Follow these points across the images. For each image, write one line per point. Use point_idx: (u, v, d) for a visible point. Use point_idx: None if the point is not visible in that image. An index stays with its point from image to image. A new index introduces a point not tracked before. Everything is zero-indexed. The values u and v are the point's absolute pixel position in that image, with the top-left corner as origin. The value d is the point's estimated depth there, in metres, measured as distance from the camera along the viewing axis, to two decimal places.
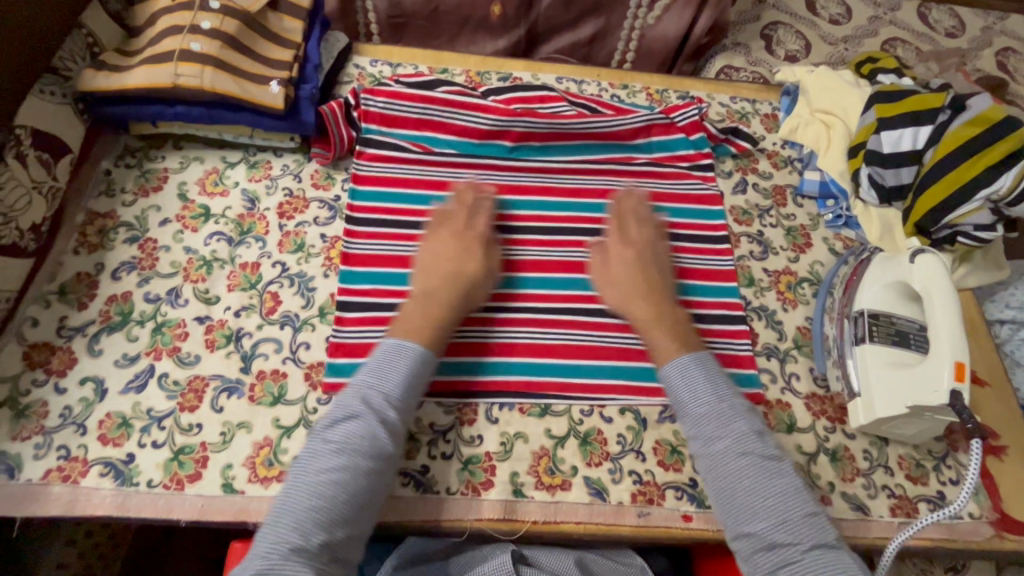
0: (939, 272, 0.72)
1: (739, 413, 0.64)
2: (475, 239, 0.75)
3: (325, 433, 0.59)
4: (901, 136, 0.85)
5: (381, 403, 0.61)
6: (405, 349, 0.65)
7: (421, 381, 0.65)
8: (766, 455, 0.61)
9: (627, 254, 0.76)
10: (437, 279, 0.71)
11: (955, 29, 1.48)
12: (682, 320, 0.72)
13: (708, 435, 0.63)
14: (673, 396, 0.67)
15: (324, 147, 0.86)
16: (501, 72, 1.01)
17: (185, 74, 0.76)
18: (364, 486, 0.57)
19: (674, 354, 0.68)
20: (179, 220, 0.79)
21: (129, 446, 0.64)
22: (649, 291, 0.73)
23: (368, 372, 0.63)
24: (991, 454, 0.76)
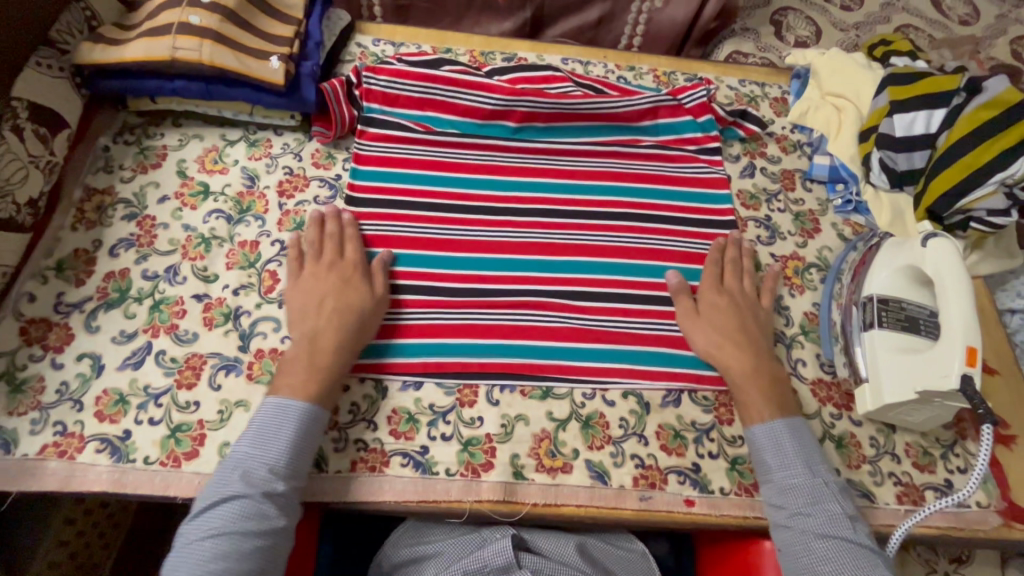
0: (953, 258, 0.69)
1: (834, 493, 0.62)
2: (353, 271, 0.71)
3: (201, 517, 0.56)
4: (914, 119, 0.84)
5: (266, 476, 0.58)
6: (291, 407, 0.61)
7: (307, 445, 0.61)
8: (861, 542, 0.59)
9: (725, 310, 0.74)
10: (316, 320, 0.67)
11: (969, 16, 1.45)
12: (781, 375, 0.71)
13: (794, 511, 0.62)
14: (762, 464, 0.65)
15: (325, 125, 0.84)
16: (506, 52, 0.99)
17: (185, 48, 0.75)
18: (255, 569, 0.54)
19: (766, 416, 0.67)
20: (177, 198, 0.78)
21: (126, 422, 0.64)
22: (751, 349, 0.71)
23: (250, 441, 0.60)
24: (1000, 442, 0.75)
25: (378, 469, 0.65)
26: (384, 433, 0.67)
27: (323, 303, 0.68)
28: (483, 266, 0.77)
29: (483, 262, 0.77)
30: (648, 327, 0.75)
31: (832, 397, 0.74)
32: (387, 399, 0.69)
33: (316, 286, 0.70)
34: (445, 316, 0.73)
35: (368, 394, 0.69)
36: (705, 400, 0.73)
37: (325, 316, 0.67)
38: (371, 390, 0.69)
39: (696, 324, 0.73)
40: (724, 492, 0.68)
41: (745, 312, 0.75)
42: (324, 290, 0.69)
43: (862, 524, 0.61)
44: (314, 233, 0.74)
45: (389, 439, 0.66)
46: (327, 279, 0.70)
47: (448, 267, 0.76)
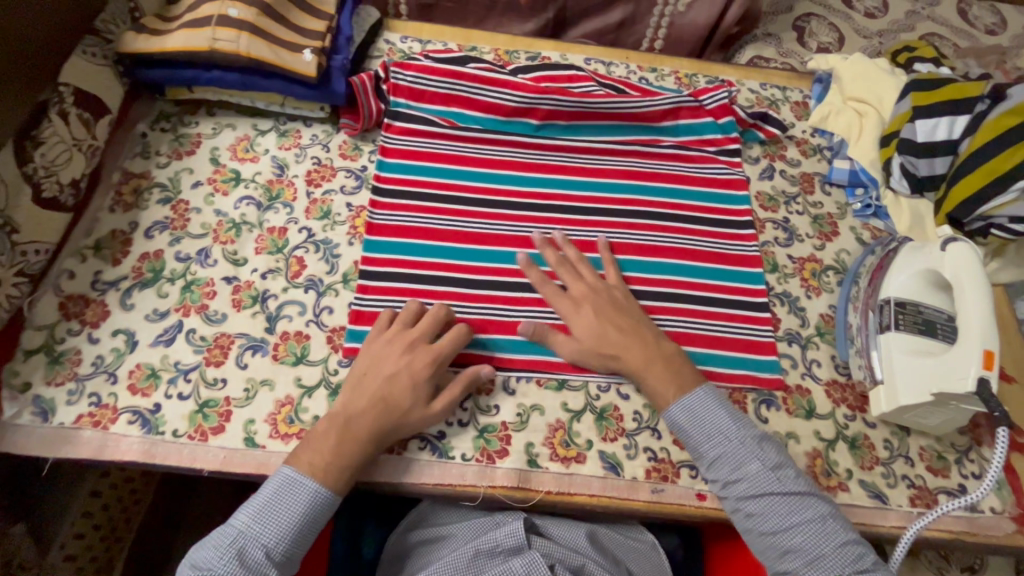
0: (971, 261, 0.70)
1: (757, 447, 0.64)
2: (424, 368, 0.66)
3: None
4: (937, 125, 0.85)
5: (261, 559, 0.57)
6: (302, 488, 0.60)
7: (310, 532, 0.60)
8: (793, 490, 0.61)
9: (601, 299, 0.73)
10: (363, 405, 0.63)
11: (995, 26, 1.44)
12: (667, 350, 0.70)
13: (725, 481, 0.64)
14: (691, 441, 0.66)
15: (353, 118, 0.87)
16: (530, 51, 1.01)
17: (224, 39, 0.77)
18: None
19: (672, 398, 0.67)
20: (210, 183, 0.81)
21: (157, 396, 0.66)
22: (627, 334, 0.70)
23: (255, 515, 0.59)
24: (1017, 450, 0.75)
25: (396, 451, 0.67)
26: None
27: (375, 391, 0.64)
28: (503, 260, 0.78)
29: (503, 256, 0.79)
30: (665, 324, 0.76)
31: (846, 398, 0.75)
32: None
33: (377, 369, 0.66)
34: (465, 309, 0.74)
35: None
36: None
37: (370, 401, 0.64)
38: None
39: (574, 319, 0.72)
40: None
41: (597, 294, 0.74)
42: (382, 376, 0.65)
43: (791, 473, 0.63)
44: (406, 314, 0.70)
45: None
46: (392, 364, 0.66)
47: (469, 259, 0.78)
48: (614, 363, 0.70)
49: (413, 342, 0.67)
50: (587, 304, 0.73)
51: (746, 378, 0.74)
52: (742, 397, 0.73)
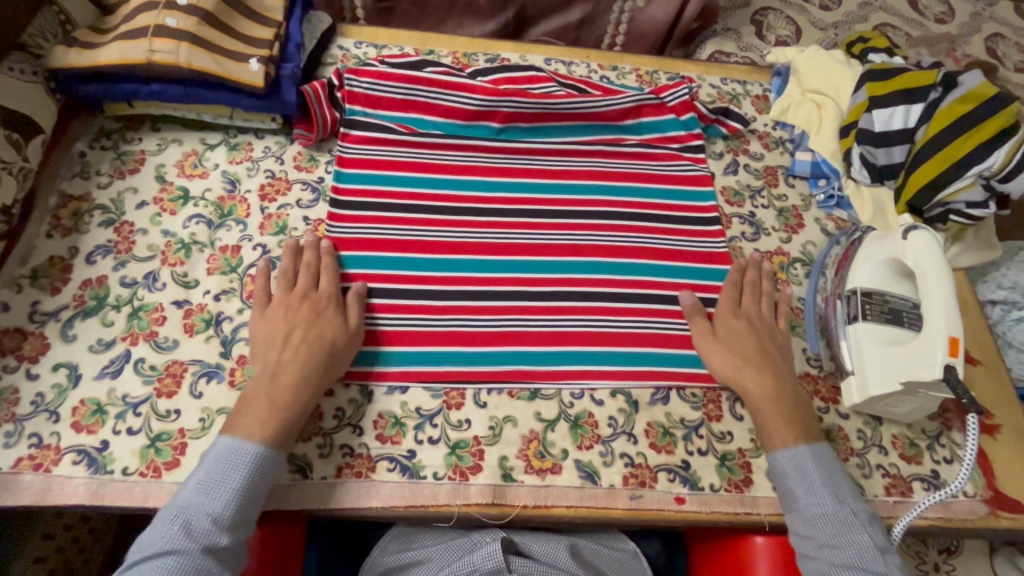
0: (932, 250, 0.70)
1: (863, 522, 0.60)
2: (324, 300, 0.68)
3: (139, 568, 0.52)
4: (892, 115, 0.85)
5: (207, 530, 0.54)
6: (243, 449, 0.58)
7: (257, 496, 0.57)
8: (886, 574, 0.58)
9: (734, 323, 0.74)
10: (283, 354, 0.64)
11: (945, 14, 1.48)
12: (801, 399, 0.69)
13: (819, 541, 0.60)
14: (785, 493, 0.64)
15: (307, 128, 0.83)
16: (489, 53, 0.99)
17: (162, 50, 0.74)
18: None
19: (789, 441, 0.65)
20: (156, 203, 0.77)
21: (104, 433, 0.62)
22: (761, 364, 0.70)
23: (195, 486, 0.56)
24: (985, 432, 0.76)
25: (364, 474, 0.64)
26: (370, 438, 0.66)
27: (284, 335, 0.65)
28: (468, 268, 0.76)
29: (467, 265, 0.76)
30: (636, 325, 0.75)
31: (818, 391, 0.75)
32: (372, 402, 0.68)
33: (286, 319, 0.66)
34: (431, 322, 0.72)
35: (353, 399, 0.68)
36: (693, 396, 0.72)
37: (291, 352, 0.64)
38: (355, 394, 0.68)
39: (710, 340, 0.73)
40: (714, 489, 0.67)
41: (753, 320, 0.74)
42: (291, 322, 0.66)
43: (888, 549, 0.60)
44: (292, 262, 0.72)
45: (375, 443, 0.66)
46: (298, 313, 0.67)
47: (436, 268, 0.76)
48: (733, 385, 0.70)
49: (308, 267, 0.71)
50: (733, 325, 0.73)
51: None
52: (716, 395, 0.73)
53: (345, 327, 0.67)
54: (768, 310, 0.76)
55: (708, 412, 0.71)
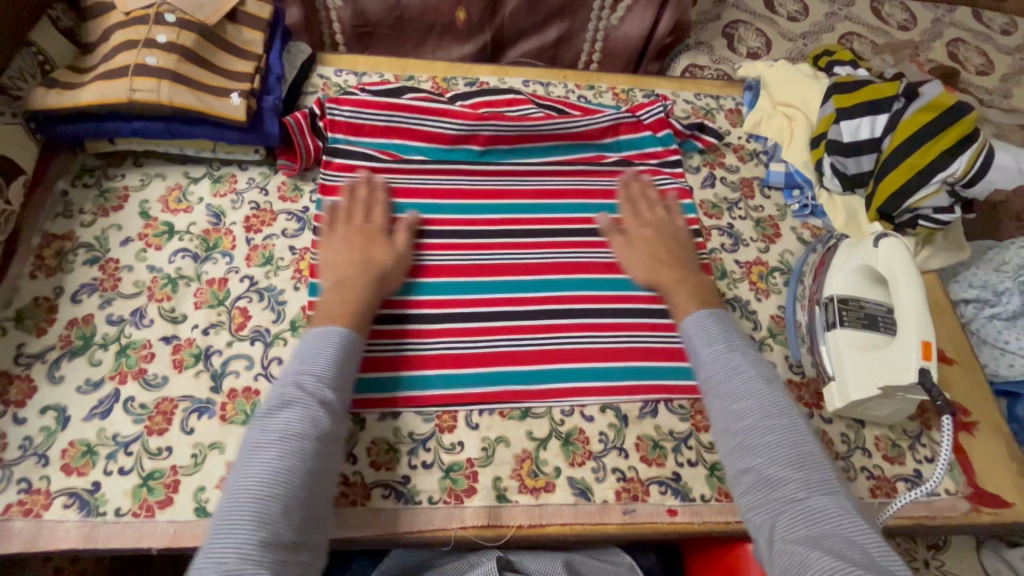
0: (901, 254, 0.73)
1: (754, 359, 0.62)
2: (379, 230, 0.76)
3: (262, 427, 0.54)
4: (859, 125, 0.88)
5: (315, 385, 0.58)
6: (330, 333, 0.62)
7: (352, 365, 0.62)
8: (773, 397, 0.57)
9: (648, 232, 0.80)
10: (345, 268, 0.71)
11: (907, 22, 1.53)
12: (706, 283, 0.74)
13: (713, 378, 0.61)
14: (693, 352, 0.65)
15: (290, 158, 0.85)
16: (468, 77, 1.01)
17: (142, 89, 0.74)
18: (310, 480, 0.52)
19: (693, 310, 0.69)
20: (141, 239, 0.77)
21: (95, 474, 0.62)
22: (665, 262, 0.76)
23: (296, 359, 0.60)
24: (963, 430, 0.79)
25: (359, 503, 0.64)
26: (364, 465, 0.66)
27: (352, 258, 0.72)
28: (456, 290, 0.77)
29: (455, 287, 0.77)
30: (622, 340, 0.76)
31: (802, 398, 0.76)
32: (365, 430, 0.68)
33: (348, 245, 0.73)
34: (420, 346, 0.73)
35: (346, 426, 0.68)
36: (681, 408, 0.74)
37: (354, 267, 0.71)
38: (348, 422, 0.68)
39: (627, 249, 0.79)
40: (705, 499, 0.69)
41: (659, 232, 0.80)
42: (352, 248, 0.73)
43: (777, 380, 0.61)
44: (348, 201, 0.78)
45: (369, 471, 0.66)
46: (355, 239, 0.74)
47: (424, 292, 0.76)
48: (647, 280, 0.76)
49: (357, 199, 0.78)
50: (649, 230, 0.80)
51: None
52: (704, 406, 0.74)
53: (394, 251, 0.74)
54: (683, 229, 0.81)
55: (696, 423, 0.73)
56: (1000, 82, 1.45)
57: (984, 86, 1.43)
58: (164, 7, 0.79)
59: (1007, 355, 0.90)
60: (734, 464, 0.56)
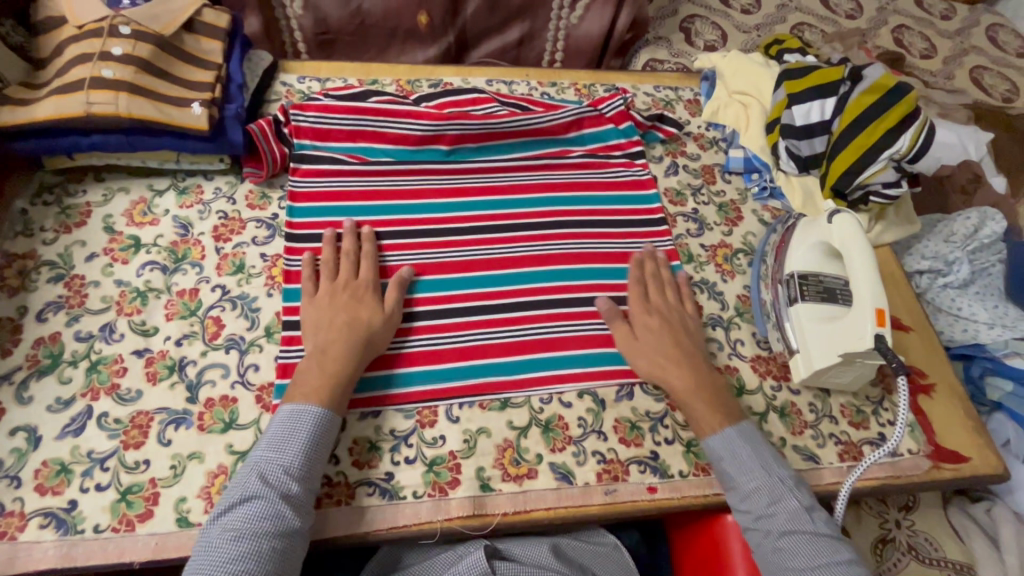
0: (853, 227, 0.77)
1: (790, 487, 0.64)
2: (364, 288, 0.73)
3: (222, 517, 0.56)
4: (810, 109, 0.92)
5: (280, 477, 0.58)
6: (304, 413, 0.62)
7: (322, 447, 0.62)
8: (822, 533, 0.61)
9: (651, 324, 0.76)
10: (329, 333, 0.68)
11: (854, 11, 1.60)
12: (719, 384, 0.73)
13: (756, 515, 0.64)
14: (724, 475, 0.67)
15: (256, 165, 0.84)
16: (431, 78, 1.02)
17: (100, 102, 0.73)
18: (269, 574, 0.54)
19: (717, 427, 0.69)
20: (107, 254, 0.76)
21: (71, 492, 0.61)
22: (680, 361, 0.73)
23: (266, 445, 0.61)
24: (922, 393, 0.83)
25: (344, 502, 0.65)
26: (347, 465, 0.66)
27: (337, 319, 0.69)
28: (430, 287, 0.78)
29: (429, 284, 0.78)
30: (596, 328, 0.78)
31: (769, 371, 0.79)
32: (346, 430, 0.68)
33: (334, 305, 0.71)
34: (397, 345, 0.73)
35: None
36: (656, 389, 0.76)
37: (338, 330, 0.69)
38: None
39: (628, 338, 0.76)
40: (683, 475, 0.71)
41: (670, 327, 0.76)
42: (337, 309, 0.70)
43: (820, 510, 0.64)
44: (332, 254, 0.76)
45: (352, 470, 0.66)
46: (341, 298, 0.72)
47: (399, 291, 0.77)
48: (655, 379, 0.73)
49: (333, 268, 0.75)
50: (649, 324, 0.76)
51: None
52: None
53: (383, 311, 0.72)
54: (692, 318, 0.80)
55: (671, 402, 0.75)
56: (943, 65, 1.52)
57: (928, 69, 1.50)
58: (119, 19, 0.78)
59: (960, 321, 0.96)
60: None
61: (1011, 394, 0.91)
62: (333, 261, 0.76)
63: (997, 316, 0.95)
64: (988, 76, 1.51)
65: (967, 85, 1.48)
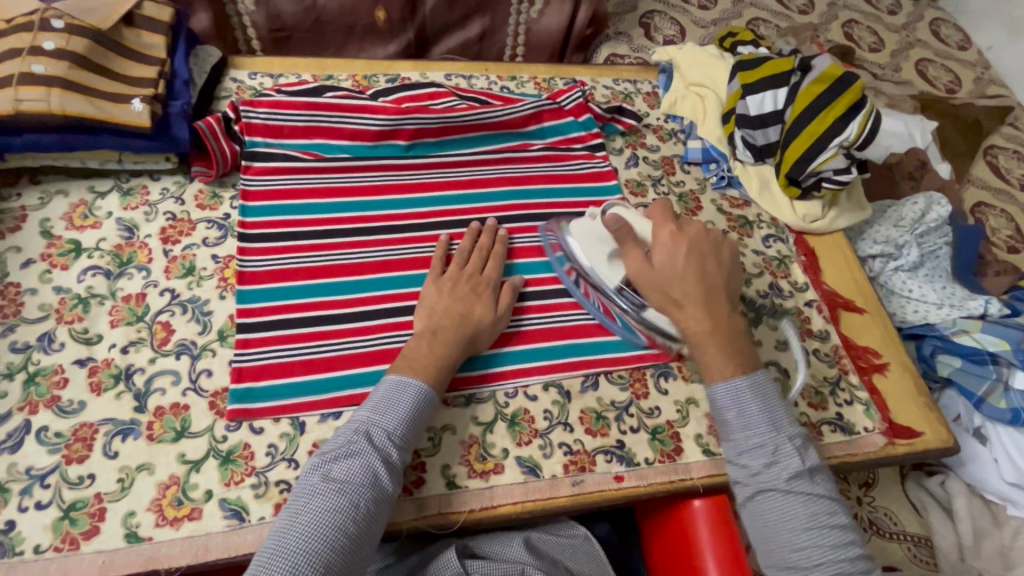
0: (644, 221, 0.73)
1: (797, 446, 0.63)
2: (485, 284, 0.74)
3: (325, 469, 0.56)
4: (763, 99, 0.94)
5: (384, 441, 0.59)
6: (411, 386, 0.63)
7: (424, 419, 0.62)
8: (819, 493, 0.61)
9: (674, 253, 0.69)
10: (444, 318, 0.69)
11: (806, 6, 1.64)
12: (735, 327, 0.68)
13: (753, 471, 0.62)
14: (725, 424, 0.65)
15: (206, 165, 0.81)
16: (389, 73, 1.01)
17: (30, 99, 0.69)
18: (355, 534, 0.53)
19: (727, 372, 0.65)
20: (44, 259, 0.72)
21: (8, 512, 0.58)
22: (700, 299, 0.67)
23: (373, 406, 0.61)
24: (877, 372, 0.85)
25: None
26: None
27: (453, 309, 0.70)
28: (390, 285, 0.77)
29: (389, 281, 0.77)
30: (559, 320, 0.78)
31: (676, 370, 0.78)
32: (305, 434, 0.66)
33: (454, 294, 0.72)
34: (356, 344, 0.72)
35: (285, 433, 0.66)
36: (621, 378, 0.76)
37: (451, 319, 0.69)
38: (287, 428, 0.66)
39: (650, 274, 0.69)
40: (649, 462, 0.71)
41: (700, 257, 0.69)
42: (458, 299, 0.71)
43: (820, 470, 0.63)
44: (470, 243, 0.78)
45: None
46: (461, 290, 0.72)
47: (356, 290, 0.75)
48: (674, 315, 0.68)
49: (483, 251, 0.77)
50: (677, 251, 0.69)
51: (643, 358, 0.78)
52: (641, 374, 0.77)
53: (494, 312, 0.72)
54: (721, 238, 0.73)
55: (635, 391, 0.76)
56: (890, 58, 1.58)
57: (877, 63, 1.56)
58: (50, 13, 0.74)
59: (911, 302, 0.99)
60: (775, 558, 0.61)
61: (961, 368, 0.95)
62: (467, 249, 0.77)
63: (945, 297, 0.98)
64: (932, 68, 1.57)
65: (913, 77, 1.54)
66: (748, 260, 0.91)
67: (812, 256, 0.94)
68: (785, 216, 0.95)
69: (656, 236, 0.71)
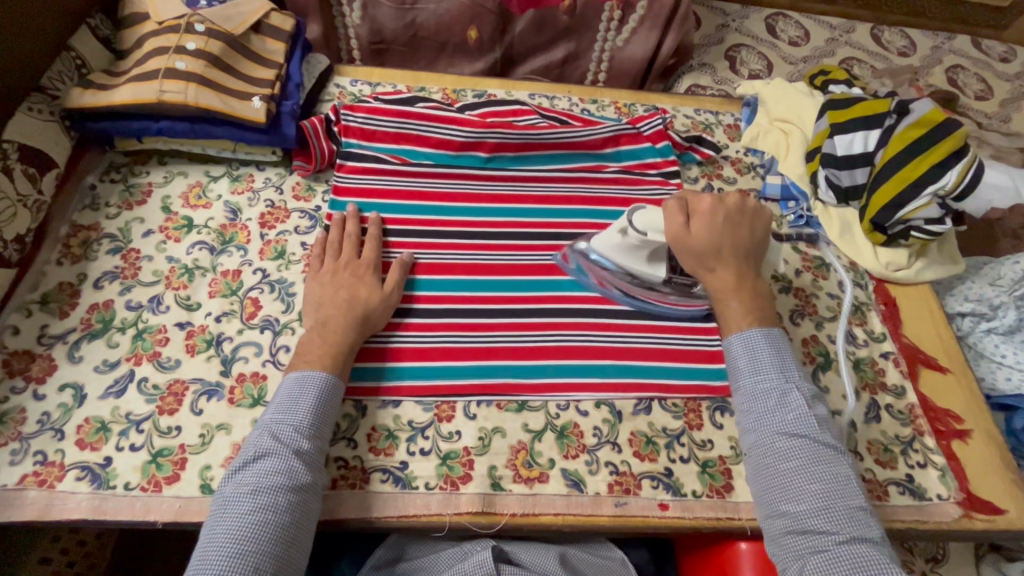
0: (660, 218, 0.76)
1: (806, 395, 0.65)
2: (364, 268, 0.76)
3: (238, 478, 0.58)
4: (853, 140, 0.91)
5: (291, 435, 0.61)
6: (310, 377, 0.65)
7: (331, 409, 0.65)
8: (825, 442, 0.62)
9: (711, 221, 0.74)
10: (330, 308, 0.71)
11: (907, 48, 1.57)
12: (760, 291, 0.74)
13: (761, 416, 0.65)
14: (736, 371, 0.69)
15: (306, 160, 0.89)
16: (476, 89, 1.06)
17: (172, 91, 0.79)
18: (281, 523, 0.56)
19: (744, 326, 0.70)
20: (161, 231, 0.81)
21: (107, 449, 0.65)
22: (731, 261, 0.73)
23: (276, 407, 0.63)
24: (957, 438, 0.79)
25: (357, 485, 0.66)
26: (363, 450, 0.68)
27: (337, 297, 0.72)
28: (461, 287, 0.80)
29: (460, 284, 0.81)
30: (619, 340, 0.78)
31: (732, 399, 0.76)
32: (366, 416, 0.70)
33: (335, 283, 0.74)
34: (424, 339, 0.75)
35: (348, 413, 0.70)
36: (674, 407, 0.75)
37: (337, 306, 0.71)
38: (351, 409, 0.71)
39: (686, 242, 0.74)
40: (696, 495, 0.70)
41: (735, 226, 0.75)
42: (339, 287, 0.73)
43: (828, 425, 0.64)
44: (337, 234, 0.80)
45: (368, 456, 0.68)
46: (342, 277, 0.74)
47: (430, 289, 0.79)
48: (702, 276, 0.74)
49: (348, 235, 0.79)
50: (715, 220, 0.74)
51: (701, 389, 0.76)
52: (697, 405, 0.76)
53: (381, 292, 0.74)
54: (759, 214, 0.78)
55: (689, 421, 0.75)
56: (999, 107, 1.48)
57: (983, 111, 1.46)
58: (195, 18, 0.85)
59: (1003, 368, 0.91)
60: (774, 504, 0.60)
61: None
62: (338, 242, 0.79)
63: None
64: None
65: None
66: (821, 302, 0.88)
67: (893, 306, 0.90)
68: (866, 262, 0.92)
69: (668, 231, 0.75)
